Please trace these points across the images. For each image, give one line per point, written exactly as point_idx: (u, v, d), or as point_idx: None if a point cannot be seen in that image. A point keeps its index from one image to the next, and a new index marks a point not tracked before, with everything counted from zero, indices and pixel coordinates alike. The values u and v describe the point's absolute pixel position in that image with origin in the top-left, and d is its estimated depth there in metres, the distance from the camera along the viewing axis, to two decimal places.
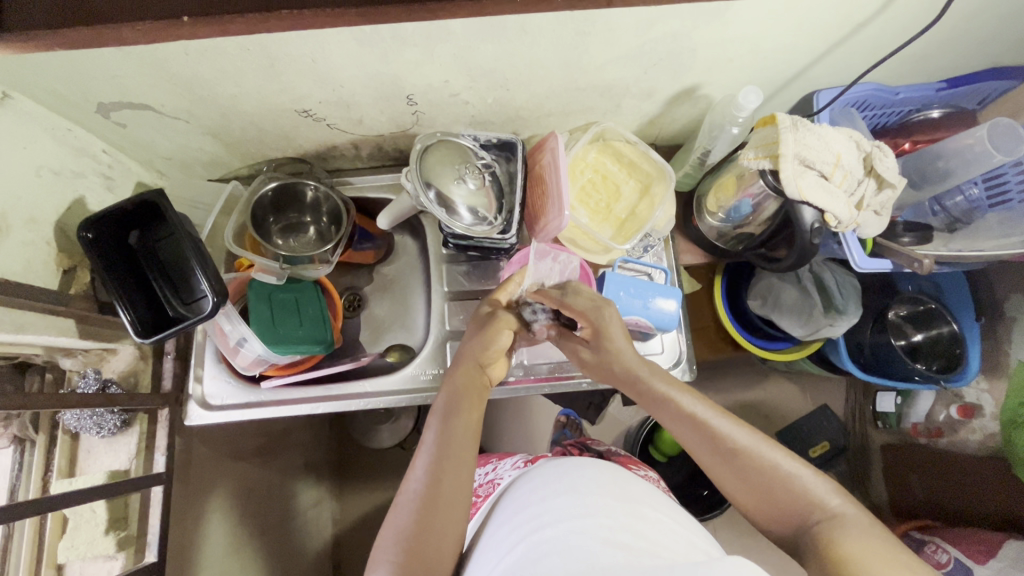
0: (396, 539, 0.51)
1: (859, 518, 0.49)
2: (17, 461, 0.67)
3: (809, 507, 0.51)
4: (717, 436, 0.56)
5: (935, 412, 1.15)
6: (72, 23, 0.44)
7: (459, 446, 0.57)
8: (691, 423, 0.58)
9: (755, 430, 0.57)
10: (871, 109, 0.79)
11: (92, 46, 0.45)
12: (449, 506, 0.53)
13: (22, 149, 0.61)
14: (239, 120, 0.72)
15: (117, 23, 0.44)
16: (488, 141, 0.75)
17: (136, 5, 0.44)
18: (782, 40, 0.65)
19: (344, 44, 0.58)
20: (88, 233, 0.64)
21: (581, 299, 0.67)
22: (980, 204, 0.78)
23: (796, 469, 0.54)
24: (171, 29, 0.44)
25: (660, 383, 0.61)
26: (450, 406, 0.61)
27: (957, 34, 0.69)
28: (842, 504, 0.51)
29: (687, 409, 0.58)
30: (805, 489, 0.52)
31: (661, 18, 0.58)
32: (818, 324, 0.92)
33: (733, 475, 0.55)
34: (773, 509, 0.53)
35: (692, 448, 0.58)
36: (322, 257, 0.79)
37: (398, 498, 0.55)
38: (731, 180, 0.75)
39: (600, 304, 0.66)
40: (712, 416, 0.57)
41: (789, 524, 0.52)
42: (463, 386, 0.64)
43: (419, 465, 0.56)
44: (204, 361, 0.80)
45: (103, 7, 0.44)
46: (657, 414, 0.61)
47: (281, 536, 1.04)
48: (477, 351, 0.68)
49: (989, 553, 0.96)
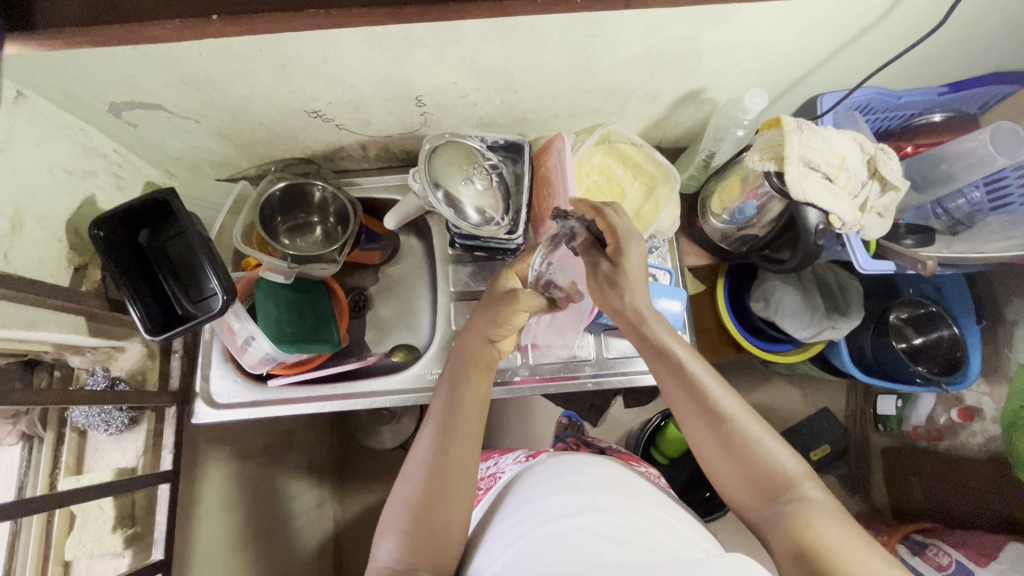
0: (404, 507, 0.55)
1: (830, 506, 0.51)
2: (25, 457, 0.68)
3: (784, 487, 0.52)
4: (709, 402, 0.56)
5: (936, 415, 1.16)
6: (107, 21, 0.44)
7: (465, 414, 0.59)
8: (686, 383, 0.57)
9: (745, 405, 0.57)
10: (874, 113, 0.80)
11: (123, 43, 0.46)
12: (453, 481, 0.55)
13: (35, 147, 0.61)
14: (249, 121, 0.73)
15: (146, 21, 0.44)
16: (495, 143, 0.76)
17: (166, 3, 0.44)
18: (787, 43, 0.66)
19: (356, 46, 0.58)
20: (100, 232, 0.65)
21: (617, 217, 0.62)
22: (981, 207, 0.78)
23: (778, 451, 0.54)
24: (201, 27, 0.44)
25: (664, 334, 0.60)
26: (458, 377, 0.63)
27: (959, 39, 0.70)
28: (815, 490, 0.52)
29: (688, 368, 0.57)
30: (783, 470, 0.53)
31: (669, 21, 0.59)
32: (821, 325, 0.94)
33: (717, 445, 0.56)
34: (747, 485, 0.54)
35: (682, 412, 0.58)
36: (329, 257, 0.80)
37: (407, 466, 0.58)
38: (736, 182, 0.76)
39: (632, 231, 0.62)
40: (708, 380, 0.57)
41: (760, 502, 0.53)
42: (469, 358, 0.65)
43: (426, 435, 0.59)
44: (211, 359, 0.81)
45: (133, 7, 0.44)
46: (654, 369, 0.60)
47: (284, 536, 1.04)
48: (488, 328, 0.67)
49: (992, 556, 0.95)
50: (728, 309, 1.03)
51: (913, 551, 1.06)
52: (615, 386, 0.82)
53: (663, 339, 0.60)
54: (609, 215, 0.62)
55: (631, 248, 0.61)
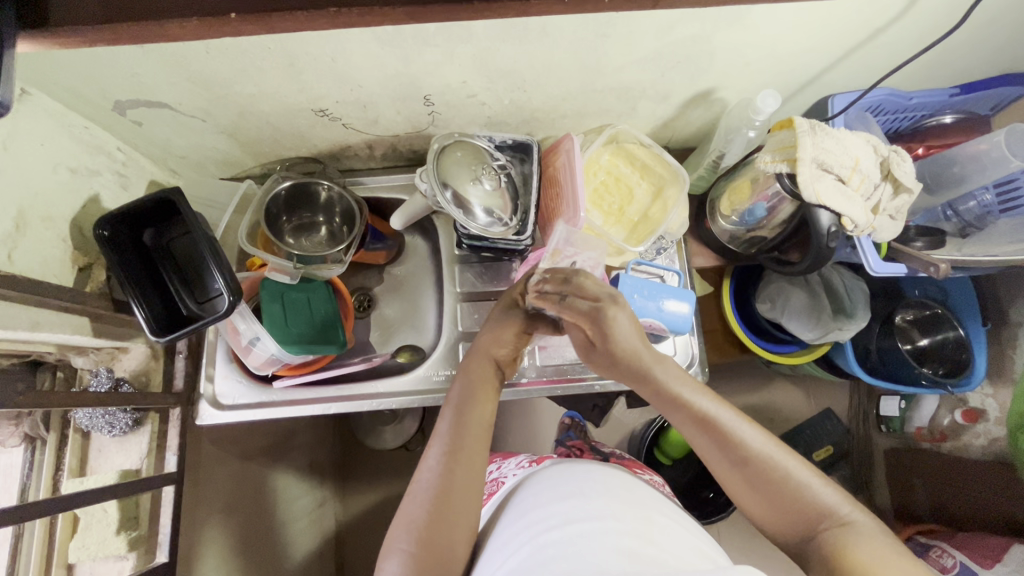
0: (409, 529, 0.54)
1: (871, 527, 0.50)
2: (28, 458, 0.67)
3: (821, 515, 0.52)
4: (734, 444, 0.56)
5: (939, 416, 1.13)
6: (118, 19, 0.43)
7: (472, 436, 0.60)
8: (709, 429, 0.58)
9: (770, 435, 0.57)
10: (885, 114, 0.79)
11: (137, 42, 0.45)
12: (459, 494, 0.56)
13: (39, 146, 0.61)
14: (256, 120, 0.72)
15: (161, 19, 0.43)
16: (503, 142, 0.75)
17: (181, 1, 0.43)
18: (800, 43, 0.65)
19: (366, 44, 0.58)
20: (105, 231, 0.64)
21: (583, 299, 0.64)
22: (992, 210, 0.76)
23: (809, 478, 0.54)
24: (215, 25, 0.43)
25: (677, 384, 0.60)
26: (464, 397, 0.63)
27: (973, 40, 0.70)
28: (855, 513, 0.51)
29: (708, 416, 0.58)
30: (817, 498, 0.53)
31: (683, 20, 0.58)
32: (828, 327, 0.93)
33: (747, 482, 0.56)
34: (783, 519, 0.54)
35: (709, 457, 0.58)
36: (334, 258, 0.79)
37: (412, 488, 0.58)
38: (745, 184, 0.75)
39: (605, 303, 0.63)
40: (729, 420, 0.57)
41: (800, 533, 0.53)
42: (475, 378, 0.66)
43: (432, 455, 0.59)
44: (216, 360, 0.80)
45: (154, 6, 0.43)
46: (672, 418, 0.61)
47: (288, 538, 1.04)
48: (490, 346, 0.69)
49: (997, 558, 0.95)
50: (733, 310, 1.02)
51: (918, 553, 1.05)
52: (622, 390, 0.81)
53: (674, 389, 0.60)
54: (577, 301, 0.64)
55: (614, 317, 0.62)
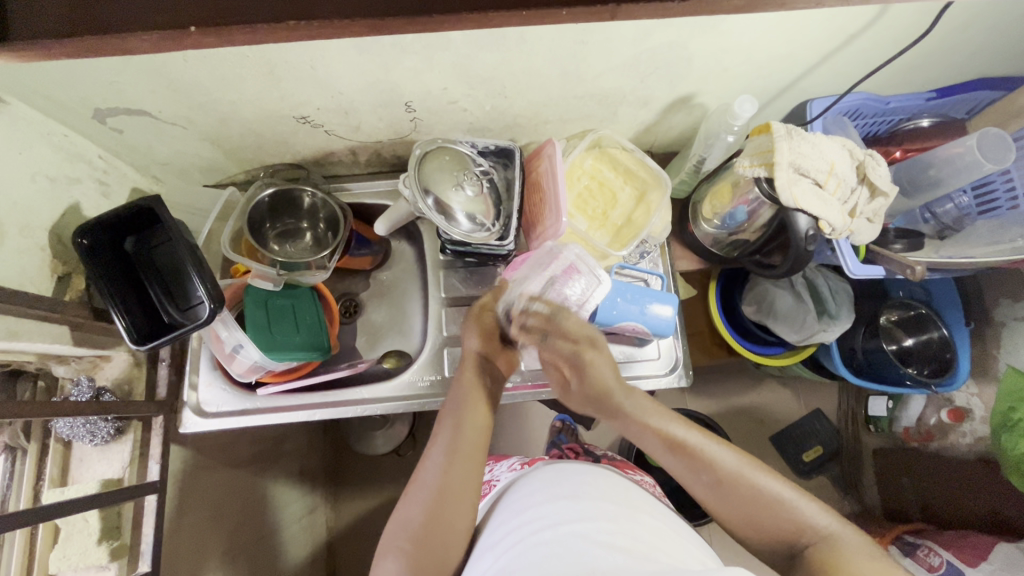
0: (405, 531, 0.54)
1: (849, 536, 0.52)
2: (8, 468, 0.64)
3: (801, 532, 0.53)
4: (705, 464, 0.58)
5: (925, 416, 1.14)
6: (80, 33, 0.42)
7: (468, 437, 0.60)
8: (678, 451, 0.60)
9: (740, 452, 0.59)
10: (863, 117, 0.81)
11: (105, 56, 0.44)
12: (458, 496, 0.56)
13: (17, 155, 0.60)
14: (238, 128, 0.72)
15: (127, 35, 0.42)
16: (486, 148, 0.75)
17: (144, 13, 0.42)
18: (776, 50, 0.66)
19: (344, 52, 0.58)
20: (84, 240, 0.64)
21: (564, 342, 0.66)
22: (970, 211, 0.79)
23: (784, 490, 0.56)
24: (179, 39, 0.43)
25: (644, 413, 0.63)
26: (457, 402, 0.64)
27: (947, 45, 0.71)
28: (832, 525, 0.53)
29: (677, 441, 0.60)
30: (793, 511, 0.54)
31: (659, 28, 0.59)
32: (811, 330, 0.94)
33: (722, 499, 0.57)
34: (766, 534, 0.55)
35: (683, 478, 0.60)
36: (319, 263, 0.79)
37: (409, 491, 0.58)
38: (726, 188, 0.76)
39: (583, 347, 0.66)
40: (698, 441, 0.60)
41: (784, 548, 0.54)
42: (467, 385, 0.66)
43: (432, 458, 0.59)
44: (199, 367, 0.81)
45: (122, 18, 0.43)
46: (646, 444, 0.63)
47: (276, 547, 1.03)
48: (474, 349, 0.70)
49: (982, 556, 0.96)
50: (718, 312, 1.03)
51: (904, 552, 1.06)
52: None
53: (641, 418, 0.63)
54: (556, 343, 0.67)
55: (591, 358, 0.65)
